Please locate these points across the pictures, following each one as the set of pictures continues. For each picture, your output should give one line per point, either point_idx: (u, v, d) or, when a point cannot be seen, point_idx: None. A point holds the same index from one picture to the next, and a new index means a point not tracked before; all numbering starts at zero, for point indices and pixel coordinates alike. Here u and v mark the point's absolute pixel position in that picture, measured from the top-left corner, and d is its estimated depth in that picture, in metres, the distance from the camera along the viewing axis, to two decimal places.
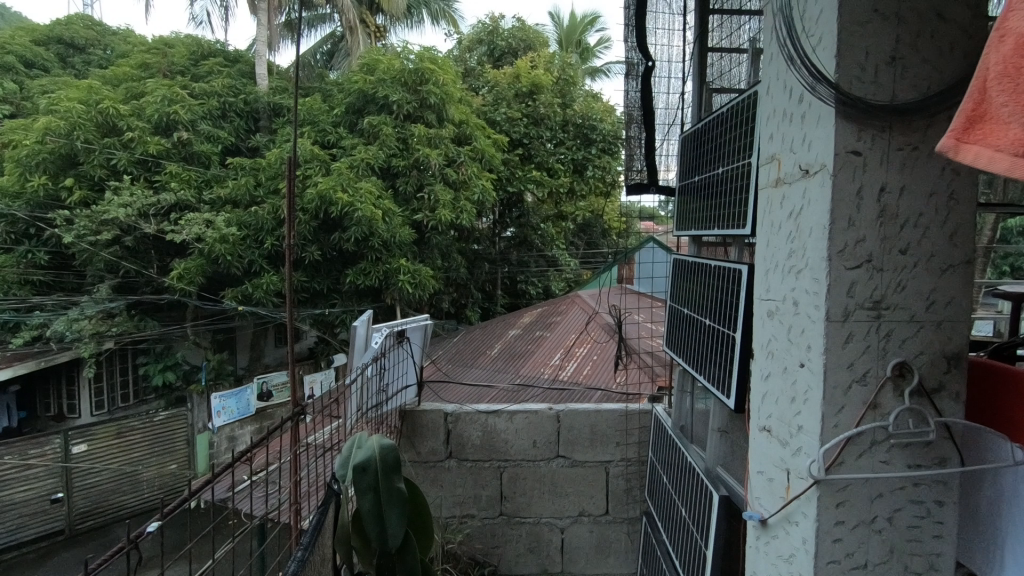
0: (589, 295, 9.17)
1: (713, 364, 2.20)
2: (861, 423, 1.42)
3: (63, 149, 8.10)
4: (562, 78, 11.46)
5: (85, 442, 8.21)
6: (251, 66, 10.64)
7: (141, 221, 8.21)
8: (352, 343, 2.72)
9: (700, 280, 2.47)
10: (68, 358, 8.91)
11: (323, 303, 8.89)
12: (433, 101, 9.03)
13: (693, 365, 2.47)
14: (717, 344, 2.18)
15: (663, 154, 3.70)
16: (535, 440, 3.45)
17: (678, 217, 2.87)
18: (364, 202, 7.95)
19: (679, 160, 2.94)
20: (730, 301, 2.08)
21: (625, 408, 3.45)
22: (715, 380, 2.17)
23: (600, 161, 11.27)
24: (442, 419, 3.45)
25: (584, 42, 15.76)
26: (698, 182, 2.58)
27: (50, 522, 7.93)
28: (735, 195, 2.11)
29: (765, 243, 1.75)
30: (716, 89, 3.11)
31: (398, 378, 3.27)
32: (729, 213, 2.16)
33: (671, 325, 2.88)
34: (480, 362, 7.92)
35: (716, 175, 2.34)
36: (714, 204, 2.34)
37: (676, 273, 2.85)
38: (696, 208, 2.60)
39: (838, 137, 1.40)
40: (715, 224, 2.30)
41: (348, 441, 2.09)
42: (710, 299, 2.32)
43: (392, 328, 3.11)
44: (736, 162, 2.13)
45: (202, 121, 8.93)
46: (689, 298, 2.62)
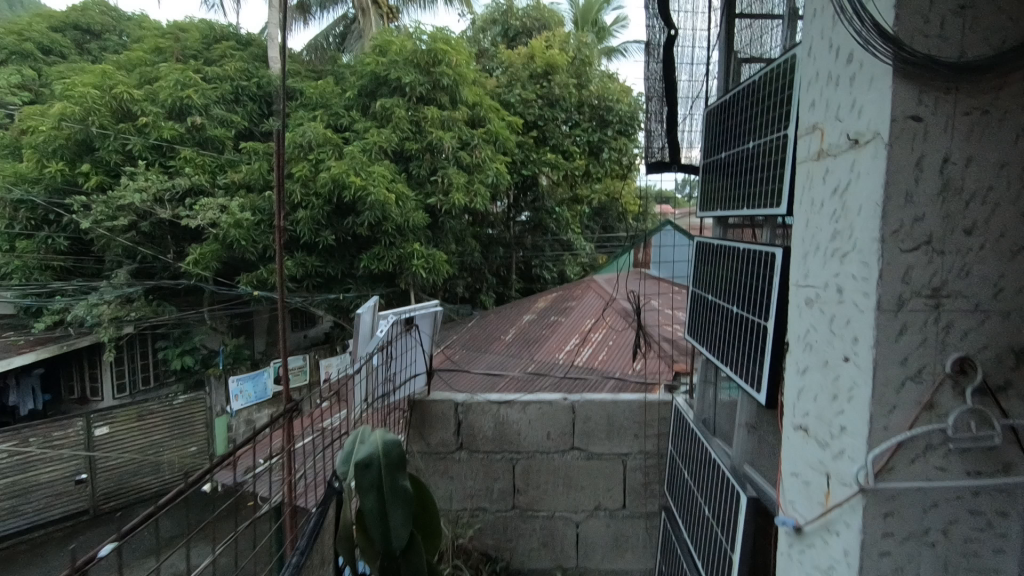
0: (605, 280, 9.05)
1: (740, 353, 2.11)
2: (915, 426, 1.32)
3: (79, 135, 8.13)
4: (578, 58, 11.22)
5: (107, 425, 8.32)
6: (263, 49, 10.57)
7: (156, 207, 8.23)
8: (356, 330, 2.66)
9: (726, 265, 2.36)
10: (89, 342, 9.04)
11: (337, 288, 8.89)
12: (445, 83, 8.89)
13: (716, 356, 2.37)
14: (744, 332, 2.09)
15: (686, 131, 3.56)
16: (549, 431, 3.38)
17: (702, 196, 2.75)
18: (377, 185, 7.89)
19: (704, 136, 2.81)
20: (760, 287, 1.98)
21: (644, 399, 3.35)
22: (743, 373, 2.06)
23: (616, 142, 11.03)
24: (453, 409, 3.39)
25: (599, 21, 15.43)
26: (725, 159, 2.46)
27: (75, 502, 8.11)
28: (766, 172, 1.99)
29: (803, 224, 1.63)
30: (743, 59, 2.89)
31: (407, 367, 3.22)
32: (758, 192, 2.04)
33: (693, 312, 2.78)
34: (495, 348, 7.88)
35: (745, 151, 2.21)
36: (742, 182, 2.22)
37: (700, 257, 2.73)
38: (722, 186, 2.47)
39: (896, 100, 1.28)
40: (742, 202, 2.19)
41: (348, 438, 2.02)
42: (737, 286, 2.21)
43: (401, 315, 3.05)
44: (770, 136, 1.99)
45: (215, 106, 8.91)
46: (713, 284, 2.51)
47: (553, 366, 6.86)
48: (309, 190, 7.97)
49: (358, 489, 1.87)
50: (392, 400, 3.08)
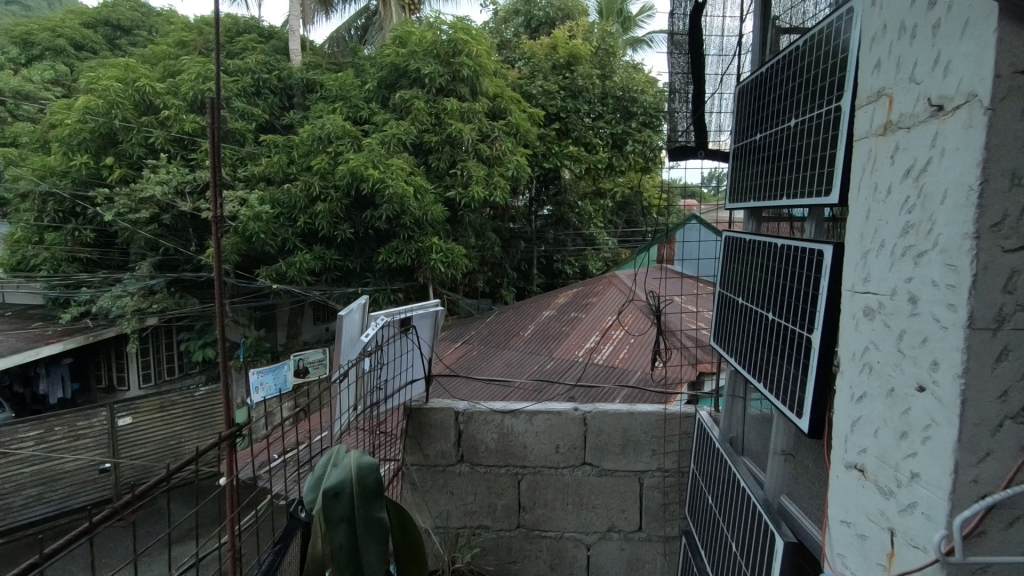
0: (627, 276, 8.81)
1: (778, 366, 1.89)
2: (1014, 483, 1.06)
3: (103, 127, 8.20)
4: (602, 48, 10.93)
5: (130, 415, 8.34)
6: (284, 42, 10.56)
7: (177, 200, 8.27)
8: (337, 334, 2.53)
9: (759, 265, 2.14)
10: (114, 333, 9.17)
11: (356, 282, 8.84)
12: (465, 74, 8.73)
13: (746, 367, 2.17)
14: (783, 343, 1.86)
15: (712, 113, 3.31)
16: (558, 445, 3.22)
17: (732, 185, 2.55)
18: (396, 178, 7.78)
19: (734, 117, 2.60)
20: (802, 295, 1.76)
21: (664, 412, 3.16)
22: (782, 391, 1.84)
23: (640, 135, 10.73)
24: (454, 419, 3.25)
25: (625, 11, 15.09)
26: (759, 141, 2.24)
27: (98, 491, 8.23)
28: (812, 152, 1.77)
29: (865, 217, 1.41)
30: (783, 28, 2.61)
31: (404, 369, 3.10)
32: (804, 175, 1.81)
33: (720, 315, 2.58)
34: (513, 344, 7.75)
35: (785, 130, 1.99)
36: (781, 166, 2.00)
37: (729, 253, 2.52)
38: (756, 171, 2.25)
39: (1001, 49, 1.00)
40: (781, 190, 1.97)
41: (321, 461, 2.00)
42: (773, 289, 1.99)
43: (400, 315, 2.92)
44: (816, 112, 1.77)
45: (236, 99, 8.96)
46: (744, 285, 2.31)
47: (572, 365, 6.81)
48: (328, 182, 7.91)
49: (327, 520, 1.80)
50: (385, 407, 2.98)
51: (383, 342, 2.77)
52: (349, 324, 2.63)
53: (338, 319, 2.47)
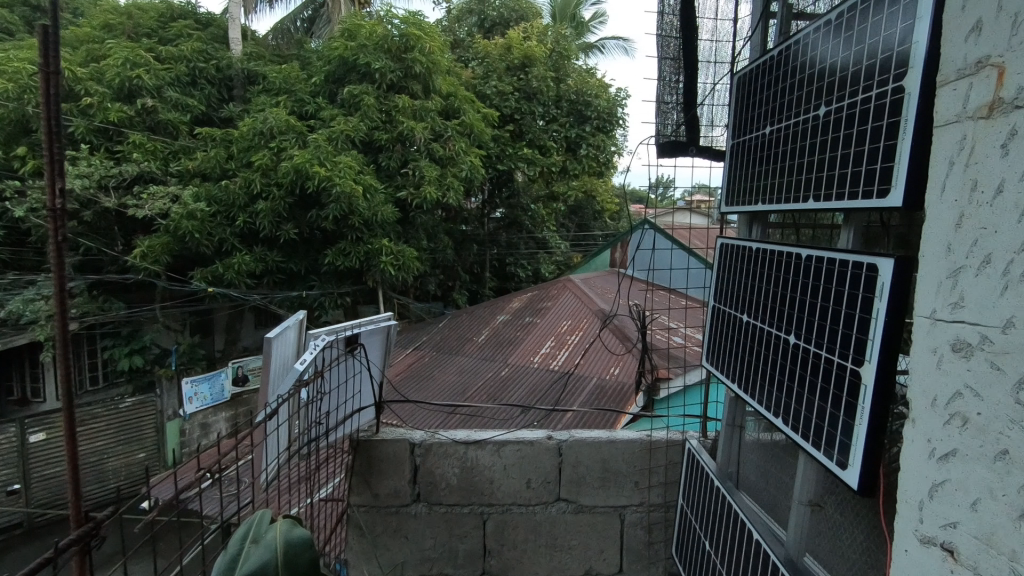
0: (582, 280, 8.71)
1: (804, 402, 1.75)
2: None
3: (14, 114, 7.43)
4: (556, 51, 10.82)
5: (44, 431, 7.61)
6: (223, 30, 9.98)
7: (100, 195, 7.59)
8: (265, 361, 2.22)
9: (768, 289, 2.04)
10: (26, 340, 8.32)
11: (300, 285, 8.42)
12: (418, 71, 8.43)
13: (759, 400, 2.04)
14: (810, 377, 1.73)
15: (704, 105, 3.16)
16: (529, 480, 3.05)
17: (730, 188, 2.44)
18: (344, 176, 7.39)
19: (730, 112, 2.49)
20: (835, 327, 1.61)
21: (646, 441, 3.03)
22: (816, 432, 1.68)
23: (594, 139, 10.70)
24: (409, 451, 3.01)
25: (578, 16, 15.14)
26: (767, 136, 2.11)
27: (6, 515, 7.40)
28: (846, 144, 1.62)
29: (944, 237, 1.23)
30: (796, 16, 2.43)
31: (351, 391, 2.83)
32: (832, 171, 1.67)
33: (715, 333, 2.54)
34: (466, 350, 7.52)
35: (803, 120, 1.86)
36: (800, 161, 1.86)
37: (731, 263, 2.42)
38: (764, 169, 2.12)
39: None
40: (802, 190, 1.83)
41: (241, 527, 1.65)
42: (792, 315, 1.85)
43: (349, 330, 2.66)
44: (851, 98, 1.62)
45: (168, 88, 8.31)
46: (750, 302, 2.19)
47: (528, 371, 6.66)
48: (270, 180, 7.45)
49: None
50: (332, 437, 2.70)
51: (327, 363, 2.50)
52: (281, 346, 2.37)
53: (266, 342, 2.22)
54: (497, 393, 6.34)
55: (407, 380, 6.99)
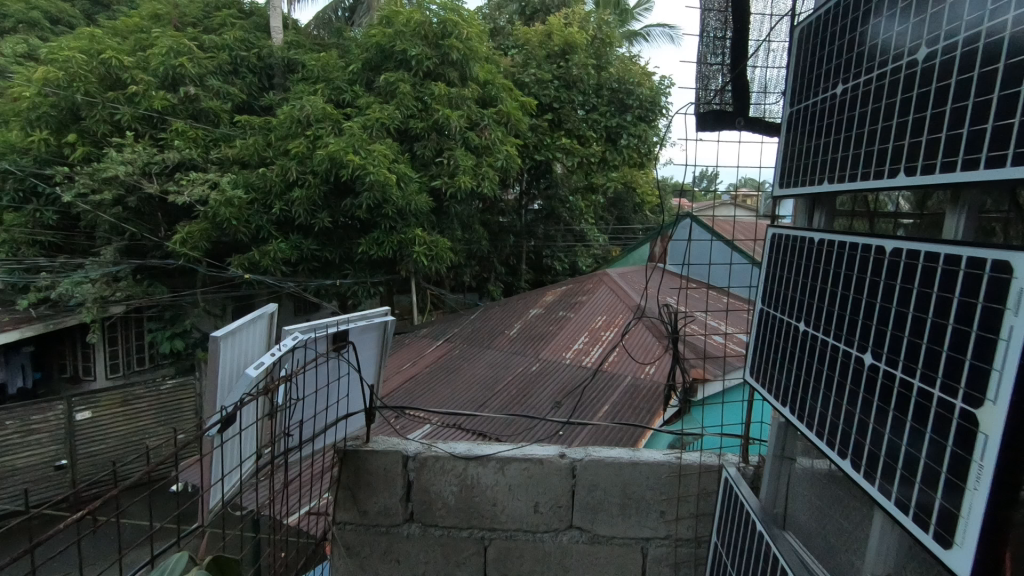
0: (619, 275, 8.41)
1: (885, 442, 1.50)
2: None
3: (65, 102, 7.67)
4: (598, 37, 10.44)
5: (90, 410, 7.81)
6: (266, 19, 10.05)
7: (143, 181, 7.75)
8: (212, 368, 2.05)
9: (833, 299, 1.81)
10: (76, 321, 8.64)
11: (335, 274, 8.43)
12: (455, 58, 8.27)
13: (822, 435, 1.81)
14: (894, 412, 1.47)
15: (756, 67, 2.94)
16: (537, 503, 2.94)
17: (790, 166, 2.28)
18: (378, 165, 7.31)
19: (789, 77, 2.33)
20: (935, 351, 1.33)
21: (678, 467, 2.86)
22: (910, 491, 1.39)
23: (635, 129, 10.27)
24: (403, 465, 2.93)
25: (621, 4, 14.71)
26: (832, 99, 1.94)
27: (54, 488, 7.75)
28: (927, 105, 1.45)
29: None
30: None
31: (336, 395, 2.73)
32: (912, 138, 1.51)
33: (761, 340, 2.36)
34: (498, 344, 7.36)
35: (872, 81, 1.70)
36: (872, 127, 1.70)
37: (784, 260, 2.21)
38: (829, 139, 1.95)
39: None
40: (874, 162, 1.67)
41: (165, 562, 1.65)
42: (867, 328, 1.61)
43: (334, 326, 2.54)
44: (929, 52, 1.46)
45: (210, 77, 8.41)
46: (808, 309, 1.97)
47: (560, 368, 6.46)
48: (305, 168, 7.45)
49: None
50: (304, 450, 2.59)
51: (305, 362, 2.39)
52: (236, 344, 2.21)
53: (212, 342, 2.04)
54: (525, 391, 6.17)
55: (436, 373, 6.90)
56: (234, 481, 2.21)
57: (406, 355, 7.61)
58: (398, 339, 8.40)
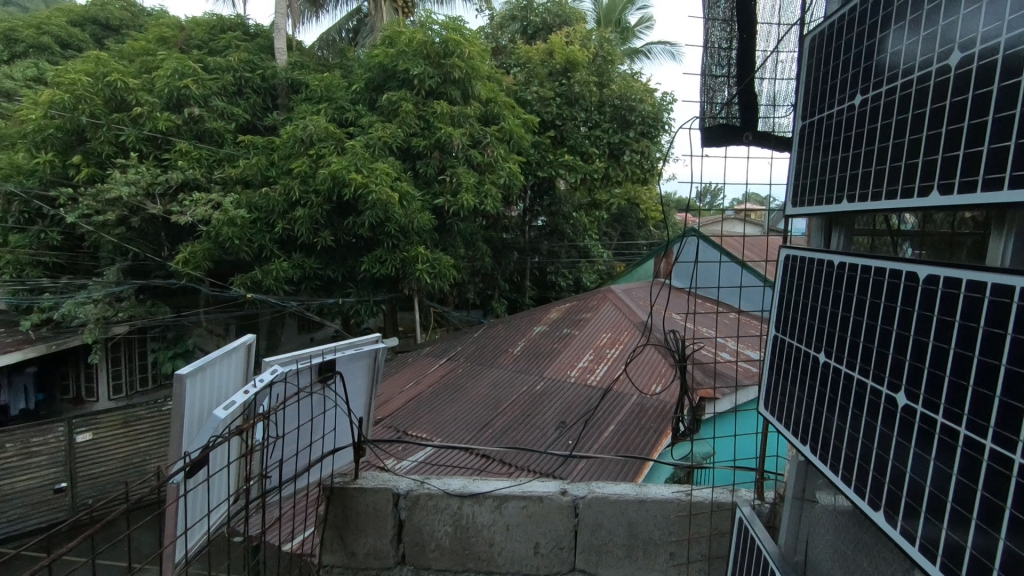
0: (623, 291, 8.30)
1: (925, 495, 1.39)
2: None
3: (70, 124, 7.72)
4: (600, 55, 10.48)
5: (90, 431, 7.72)
6: (270, 41, 10.14)
7: (147, 202, 7.76)
8: (177, 408, 1.95)
9: (856, 330, 1.75)
10: (78, 342, 8.60)
11: (337, 292, 8.40)
12: (457, 76, 8.29)
13: (847, 479, 1.74)
14: (936, 462, 1.36)
15: (764, 78, 2.92)
16: (536, 544, 2.99)
17: (802, 183, 2.23)
18: (380, 183, 7.28)
19: (801, 89, 2.27)
20: (985, 397, 1.22)
21: (690, 507, 2.91)
22: (961, 556, 1.27)
23: (638, 145, 10.23)
24: (392, 501, 3.00)
25: (623, 22, 14.82)
26: (843, 113, 1.90)
27: (53, 512, 7.64)
28: (943, 120, 1.41)
29: None
30: None
31: (321, 429, 2.74)
32: (928, 156, 1.46)
33: (777, 369, 2.35)
34: (501, 362, 7.27)
35: (889, 92, 1.64)
36: (886, 144, 1.65)
37: (801, 284, 2.18)
38: (841, 155, 1.91)
39: None
40: (889, 181, 1.62)
41: None
42: (899, 364, 1.51)
43: (320, 355, 2.56)
44: (950, 59, 1.40)
45: (215, 97, 8.47)
46: (829, 338, 1.91)
47: (565, 385, 6.37)
48: (308, 187, 7.43)
49: None
50: (294, 485, 2.60)
51: (287, 396, 2.38)
52: (204, 380, 2.12)
53: (178, 380, 1.94)
54: (530, 411, 6.08)
55: (440, 393, 6.80)
56: (200, 535, 2.11)
57: (409, 374, 7.52)
58: (401, 358, 8.33)
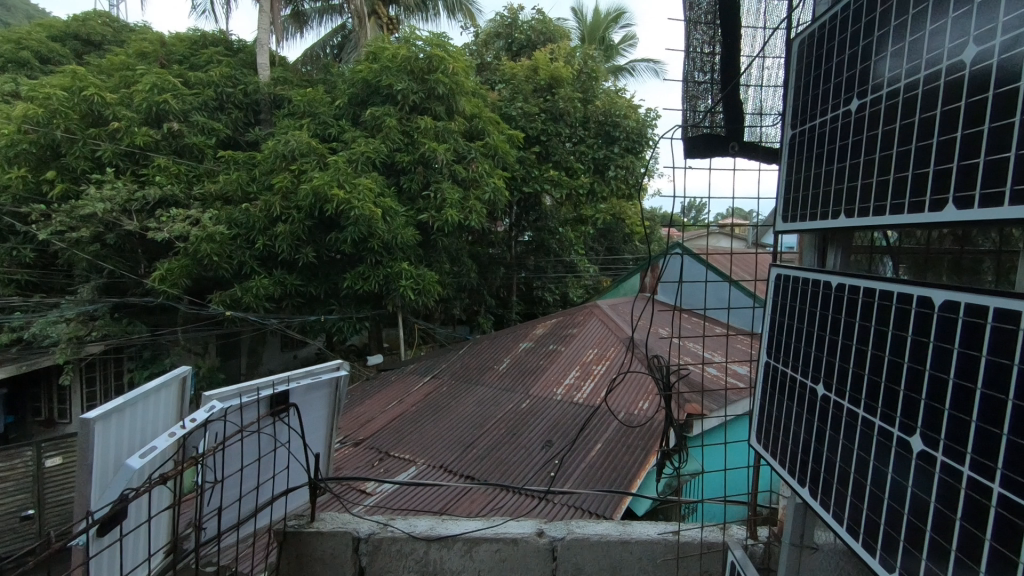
0: (609, 306, 8.23)
1: (952, 558, 1.29)
2: None
3: (44, 139, 7.55)
4: (584, 72, 10.54)
5: (60, 455, 7.42)
6: (253, 56, 10.07)
7: (123, 218, 7.57)
8: (83, 454, 1.82)
9: (859, 362, 1.69)
10: (50, 362, 8.32)
11: (319, 309, 8.27)
12: (441, 92, 8.25)
13: (849, 529, 1.67)
14: (963, 522, 1.27)
15: (749, 86, 2.90)
16: None
17: (793, 198, 2.19)
18: (363, 199, 7.16)
19: (793, 95, 2.21)
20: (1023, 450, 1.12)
21: (675, 545, 2.86)
22: None
23: (623, 160, 10.21)
24: (353, 543, 2.93)
25: (607, 40, 15.03)
26: (837, 119, 1.83)
27: (18, 541, 7.26)
28: (958, 124, 1.30)
29: None
30: None
31: (271, 469, 2.64)
32: (940, 164, 1.36)
33: (769, 398, 2.31)
34: (486, 379, 7.15)
35: (892, 93, 1.55)
36: (888, 152, 1.56)
37: (795, 305, 2.15)
38: (837, 166, 1.84)
39: None
40: (893, 195, 1.53)
41: None
42: (913, 403, 1.44)
43: (271, 387, 2.48)
44: (965, 53, 1.30)
45: (195, 113, 8.34)
46: (827, 365, 1.86)
47: (551, 403, 6.27)
48: (289, 203, 7.32)
49: None
50: (239, 531, 2.48)
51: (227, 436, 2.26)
52: (121, 424, 2.01)
53: (84, 426, 1.81)
54: (515, 429, 5.95)
55: (423, 412, 6.65)
56: None
57: (392, 393, 7.37)
58: (385, 375, 8.18)
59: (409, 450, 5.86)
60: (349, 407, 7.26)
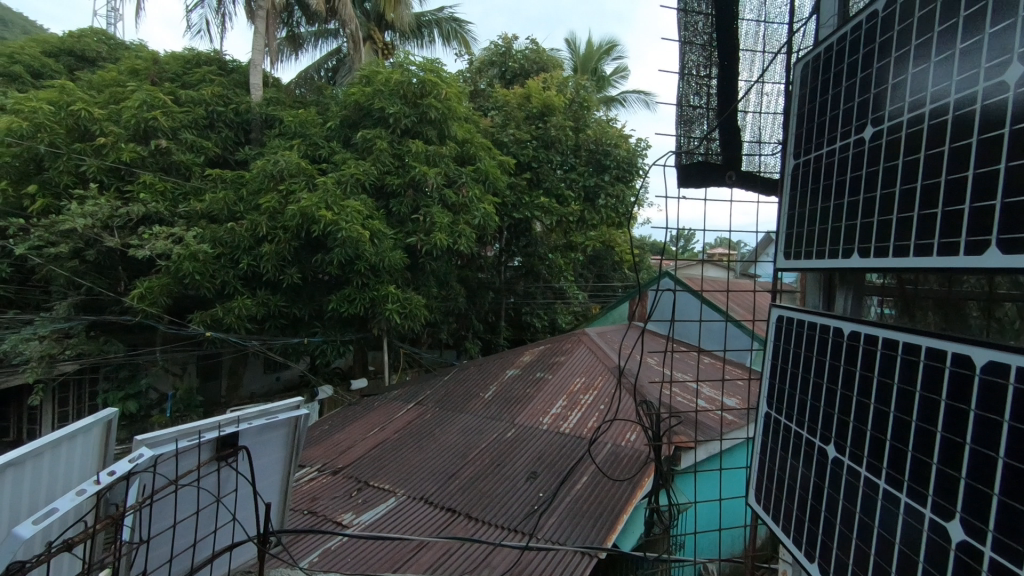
0: (597, 334, 8.14)
1: None
2: None
3: (28, 152, 7.41)
4: (576, 101, 10.59)
5: None
6: (246, 76, 10.07)
7: (104, 235, 7.40)
8: None
9: (903, 437, 1.58)
10: (20, 381, 8.01)
11: (304, 331, 8.19)
12: (433, 116, 8.26)
13: None
14: None
15: (748, 112, 2.88)
16: None
17: (796, 233, 2.25)
18: (351, 221, 7.05)
19: (799, 121, 2.27)
20: None
21: None
22: None
23: (613, 189, 10.25)
24: None
25: (598, 71, 15.26)
26: (849, 147, 1.89)
27: None
28: (1001, 155, 1.29)
29: None
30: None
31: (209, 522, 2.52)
32: (977, 200, 1.36)
33: (776, 453, 2.33)
34: (471, 408, 6.98)
35: (918, 123, 1.57)
36: (912, 184, 1.58)
37: (801, 352, 2.20)
38: (849, 198, 1.89)
39: None
40: (920, 234, 1.54)
41: None
42: (982, 500, 1.30)
43: (216, 429, 2.37)
44: (1003, 77, 1.31)
45: (184, 130, 8.27)
46: (859, 438, 1.78)
47: (536, 432, 6.13)
48: (276, 223, 7.21)
49: None
50: None
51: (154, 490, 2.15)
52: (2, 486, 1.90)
53: None
54: (501, 460, 5.79)
55: (405, 442, 6.46)
56: None
57: (374, 420, 7.16)
58: (368, 401, 7.96)
59: (388, 480, 5.66)
60: (329, 434, 7.04)
